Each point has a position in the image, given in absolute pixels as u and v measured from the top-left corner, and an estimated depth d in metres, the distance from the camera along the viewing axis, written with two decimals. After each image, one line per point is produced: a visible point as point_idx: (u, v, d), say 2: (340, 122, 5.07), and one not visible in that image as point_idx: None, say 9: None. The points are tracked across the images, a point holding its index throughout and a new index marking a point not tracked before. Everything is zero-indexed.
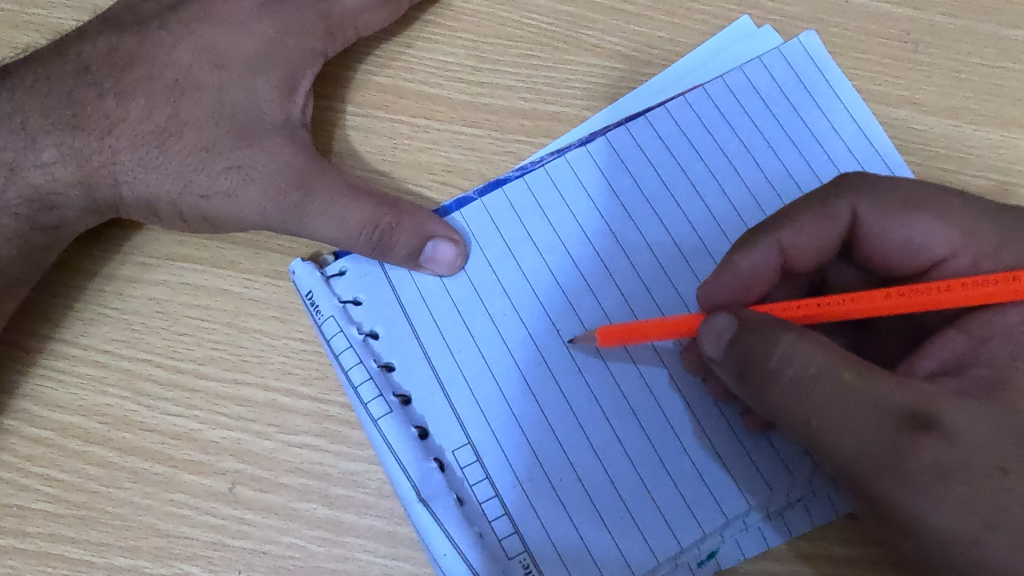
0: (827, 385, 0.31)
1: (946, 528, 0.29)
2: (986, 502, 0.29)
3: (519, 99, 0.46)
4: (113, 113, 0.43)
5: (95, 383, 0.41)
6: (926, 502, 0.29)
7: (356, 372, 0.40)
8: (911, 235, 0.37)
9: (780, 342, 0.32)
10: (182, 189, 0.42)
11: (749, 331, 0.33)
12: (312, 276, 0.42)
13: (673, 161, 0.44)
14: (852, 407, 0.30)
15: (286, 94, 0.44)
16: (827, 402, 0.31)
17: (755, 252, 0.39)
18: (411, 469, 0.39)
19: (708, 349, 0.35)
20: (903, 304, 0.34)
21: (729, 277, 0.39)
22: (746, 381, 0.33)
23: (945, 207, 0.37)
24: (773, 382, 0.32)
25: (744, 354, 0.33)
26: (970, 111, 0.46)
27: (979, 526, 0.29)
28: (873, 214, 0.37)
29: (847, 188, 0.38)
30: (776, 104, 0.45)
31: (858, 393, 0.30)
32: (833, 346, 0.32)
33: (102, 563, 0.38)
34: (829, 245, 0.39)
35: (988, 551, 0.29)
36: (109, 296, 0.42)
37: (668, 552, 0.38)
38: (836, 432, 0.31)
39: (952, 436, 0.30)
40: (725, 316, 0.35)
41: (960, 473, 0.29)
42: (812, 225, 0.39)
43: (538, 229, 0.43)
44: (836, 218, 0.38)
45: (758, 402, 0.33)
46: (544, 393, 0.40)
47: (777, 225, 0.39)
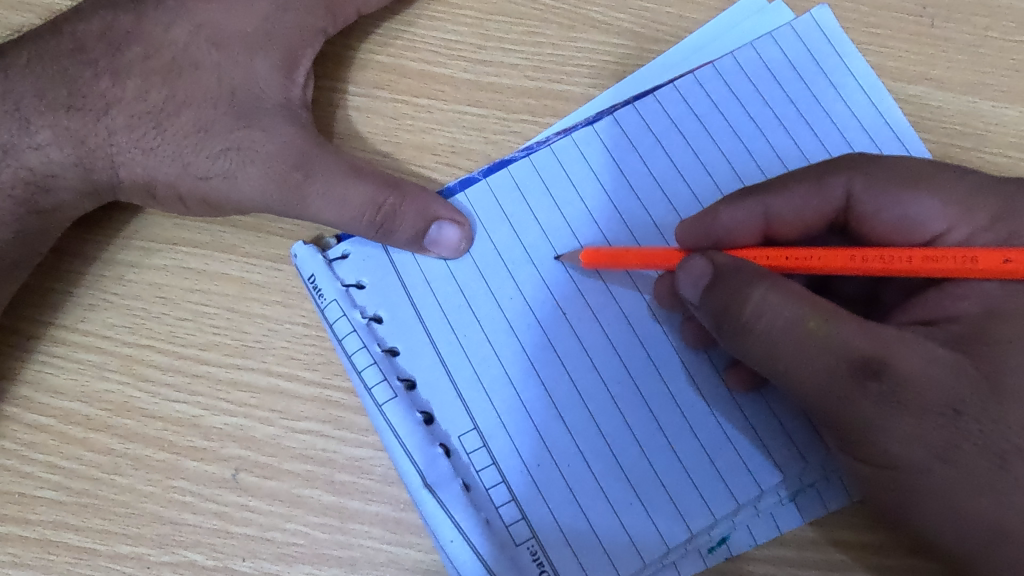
0: (793, 335, 0.31)
1: (899, 459, 0.31)
2: (938, 437, 0.31)
3: (524, 78, 0.45)
4: (109, 93, 0.42)
5: (96, 369, 0.40)
6: (880, 435, 0.31)
7: (359, 356, 0.39)
8: (905, 211, 0.37)
9: (751, 292, 0.32)
10: (181, 171, 0.41)
11: (723, 279, 0.33)
12: (314, 259, 0.41)
13: (681, 138, 0.43)
14: (816, 356, 0.31)
15: (286, 72, 0.43)
16: (793, 350, 0.31)
17: (738, 210, 0.39)
18: (416, 455, 0.38)
19: (685, 294, 0.35)
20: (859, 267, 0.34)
21: (706, 228, 0.39)
22: (717, 328, 0.34)
23: (942, 183, 0.36)
24: (744, 332, 0.33)
25: (717, 301, 0.33)
26: (989, 87, 0.45)
27: (930, 458, 0.31)
28: (868, 193, 0.37)
29: (843, 165, 0.37)
30: (787, 81, 0.44)
31: (821, 341, 0.31)
32: (800, 292, 0.32)
33: (105, 550, 0.38)
34: (819, 219, 0.39)
35: (935, 480, 0.31)
36: (109, 281, 0.42)
37: (678, 538, 0.37)
38: (800, 377, 0.32)
39: (913, 380, 0.30)
40: (700, 260, 0.34)
41: (915, 413, 0.30)
42: (802, 196, 0.38)
43: (543, 210, 0.42)
44: (828, 194, 0.38)
45: (729, 348, 0.34)
46: (552, 376, 0.39)
47: (767, 192, 0.38)
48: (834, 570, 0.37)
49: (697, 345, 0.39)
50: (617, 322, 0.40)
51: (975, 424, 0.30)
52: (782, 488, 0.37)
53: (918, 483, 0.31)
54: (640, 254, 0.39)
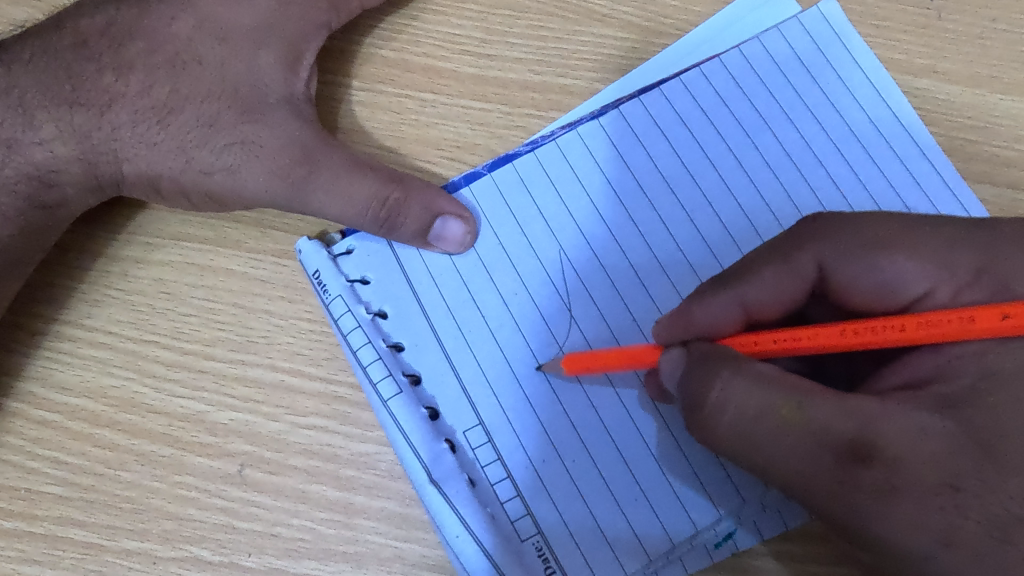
0: (766, 423, 0.30)
1: (900, 546, 0.29)
2: (938, 520, 0.28)
3: (528, 72, 0.45)
4: (112, 88, 0.42)
5: (102, 365, 0.40)
6: (875, 521, 0.29)
7: (364, 352, 0.39)
8: (882, 276, 0.33)
9: (718, 381, 0.32)
10: (184, 166, 0.41)
11: (693, 368, 0.33)
12: (319, 255, 0.41)
13: (688, 134, 0.43)
14: (791, 442, 0.30)
15: (289, 67, 0.43)
16: (767, 438, 0.30)
17: (710, 307, 0.36)
18: (422, 450, 0.38)
19: (670, 384, 0.35)
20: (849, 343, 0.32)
21: (681, 329, 0.36)
22: (693, 420, 0.33)
23: (913, 242, 0.33)
24: (715, 423, 0.32)
25: (689, 393, 0.33)
26: (996, 80, 0.45)
27: (932, 544, 0.28)
28: (840, 262, 0.34)
29: (806, 237, 0.35)
30: (795, 75, 0.44)
31: (795, 427, 0.30)
32: (770, 377, 0.31)
33: (111, 546, 0.38)
34: (801, 297, 0.36)
35: (942, 567, 0.28)
36: (114, 277, 0.42)
37: (684, 533, 0.37)
38: (777, 464, 0.31)
39: (897, 458, 0.29)
40: (676, 350, 0.35)
41: (907, 493, 0.29)
42: (774, 277, 0.35)
43: (549, 206, 0.42)
44: (801, 271, 0.35)
45: (708, 444, 0.33)
46: (557, 373, 0.39)
47: (736, 280, 0.35)
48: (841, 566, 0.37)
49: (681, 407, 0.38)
50: (622, 319, 0.40)
51: (974, 499, 0.28)
52: None
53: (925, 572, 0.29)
54: (617, 352, 0.37)
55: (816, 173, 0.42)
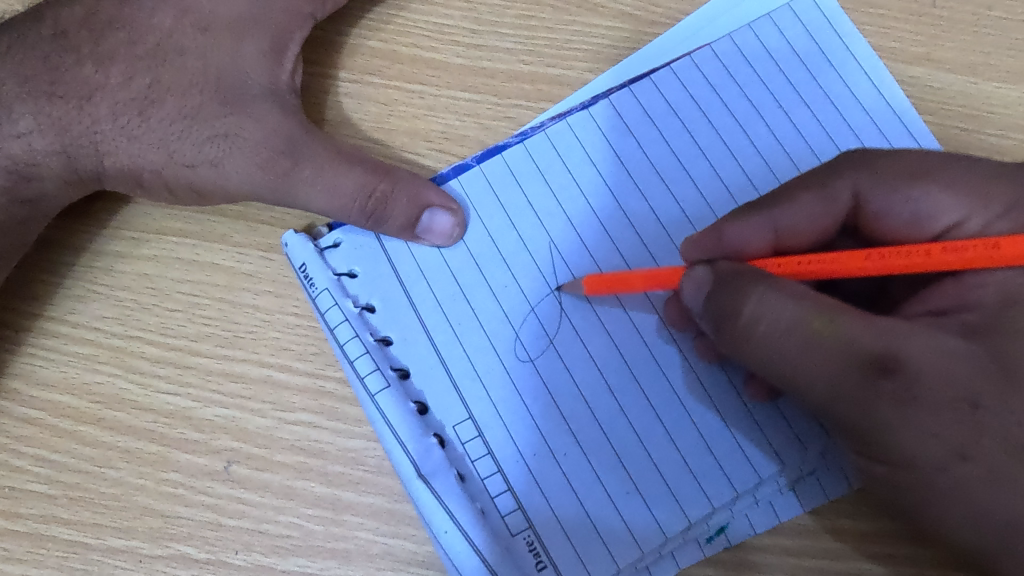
0: (796, 335, 0.31)
1: (919, 458, 0.30)
2: (957, 433, 0.30)
3: (518, 63, 0.45)
4: (92, 80, 0.41)
5: (86, 361, 0.40)
6: (895, 433, 0.30)
7: (351, 345, 0.39)
8: (917, 206, 0.36)
9: (752, 296, 0.33)
10: (167, 159, 0.40)
11: (725, 284, 0.34)
12: (305, 247, 0.40)
13: (678, 123, 0.43)
14: (820, 354, 0.31)
15: (274, 58, 0.42)
16: (798, 350, 0.31)
17: (746, 227, 0.37)
18: (410, 444, 0.37)
19: (689, 302, 0.36)
20: (870, 268, 0.33)
21: (710, 249, 0.38)
22: (722, 332, 0.34)
23: (950, 175, 0.35)
24: (746, 335, 0.33)
25: (719, 306, 0.34)
26: (992, 68, 0.44)
27: (949, 456, 0.30)
28: (877, 191, 0.36)
29: (845, 167, 0.37)
30: (786, 63, 0.43)
31: (825, 339, 0.31)
32: (801, 294, 0.32)
33: (97, 544, 0.37)
34: (828, 227, 0.38)
35: (956, 478, 0.30)
36: (98, 272, 0.41)
37: (677, 528, 0.36)
38: (804, 375, 0.31)
39: (921, 373, 0.30)
40: (702, 268, 0.35)
41: (929, 406, 0.30)
42: (809, 204, 0.37)
43: (538, 197, 0.42)
44: (835, 197, 0.37)
45: (737, 356, 0.34)
46: (547, 366, 0.39)
47: (772, 205, 0.37)
48: (836, 559, 0.37)
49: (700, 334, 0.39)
50: (613, 310, 0.40)
51: (995, 417, 0.29)
52: (782, 477, 0.37)
53: (937, 482, 0.30)
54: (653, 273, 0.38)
55: (808, 163, 0.42)
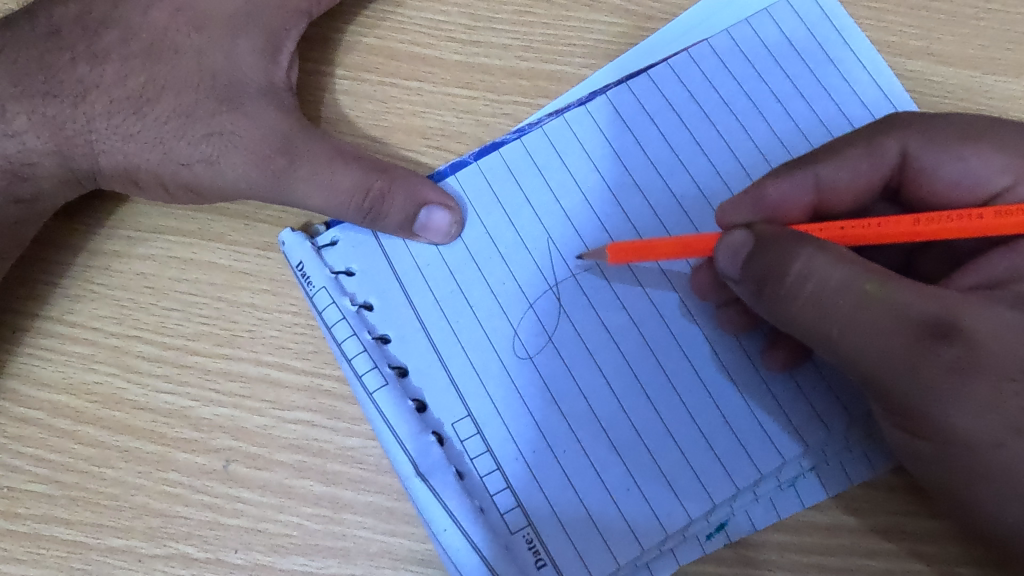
0: (849, 298, 0.31)
1: (974, 432, 0.30)
2: (1015, 408, 0.29)
3: (515, 59, 0.44)
4: (87, 78, 0.41)
5: (83, 361, 0.40)
6: (951, 404, 0.30)
7: (349, 344, 0.39)
8: (965, 167, 0.36)
9: (801, 254, 0.32)
10: (163, 157, 0.40)
11: (764, 248, 0.33)
12: (302, 246, 0.40)
13: (677, 118, 0.43)
14: (875, 318, 0.30)
15: (270, 55, 0.42)
16: (849, 313, 0.31)
17: (787, 183, 0.38)
18: (408, 443, 0.37)
19: (723, 267, 0.35)
20: (921, 233, 0.34)
21: (754, 204, 0.38)
22: (766, 295, 0.33)
23: (1001, 137, 0.36)
24: (794, 294, 0.32)
25: (764, 269, 0.33)
26: (992, 61, 0.44)
27: (1004, 431, 0.30)
28: (926, 151, 0.37)
29: (895, 126, 0.37)
30: (784, 58, 0.43)
31: (879, 303, 0.30)
32: (849, 256, 0.32)
33: (95, 544, 0.37)
34: (871, 184, 0.38)
35: (1010, 453, 0.30)
36: (95, 271, 0.41)
37: (678, 524, 0.36)
38: (854, 341, 0.31)
39: (976, 343, 0.30)
40: (741, 231, 0.34)
41: (986, 376, 0.29)
42: (855, 162, 0.38)
43: (536, 193, 0.42)
44: (883, 156, 0.37)
45: (778, 318, 0.33)
46: (546, 363, 0.39)
47: (817, 160, 0.38)
48: (835, 555, 0.37)
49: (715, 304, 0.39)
50: (611, 306, 0.40)
51: None
52: (782, 473, 0.37)
53: (992, 458, 0.30)
54: (681, 239, 0.37)
55: None
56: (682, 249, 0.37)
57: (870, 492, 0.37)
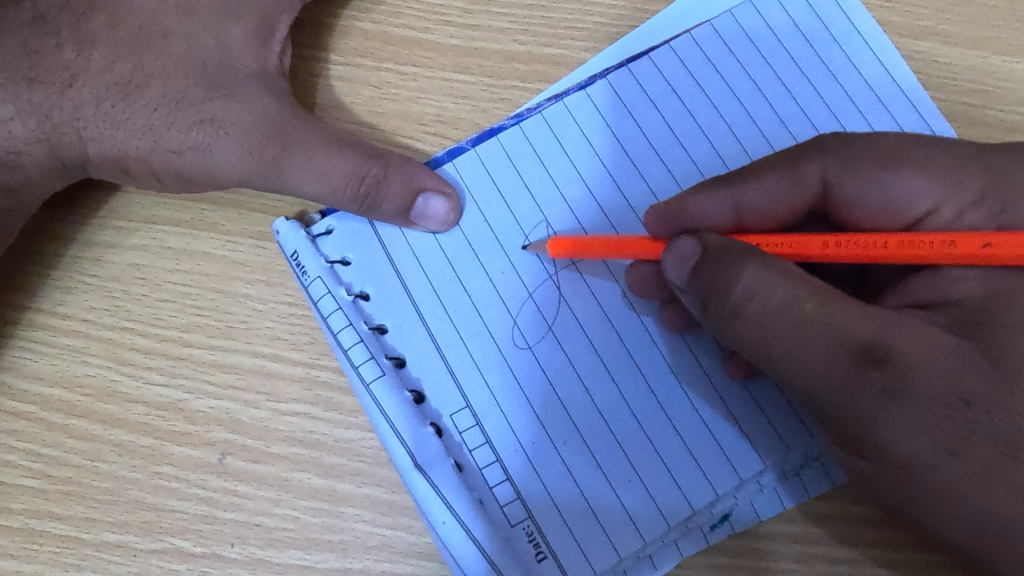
0: (790, 318, 0.30)
1: (907, 452, 0.30)
2: (946, 431, 0.29)
3: (513, 43, 0.44)
4: (73, 64, 0.40)
5: (76, 354, 0.39)
6: (882, 424, 0.29)
7: (345, 335, 0.38)
8: (886, 193, 0.35)
9: (747, 270, 0.31)
10: (152, 145, 0.39)
11: (710, 262, 0.32)
12: (297, 235, 0.39)
13: (678, 102, 0.42)
14: (813, 339, 0.30)
15: (261, 40, 0.41)
16: (789, 333, 0.30)
17: (708, 201, 0.37)
18: (406, 435, 0.36)
19: (670, 275, 0.33)
20: (828, 254, 0.33)
21: (673, 221, 0.37)
22: (709, 312, 0.32)
23: (923, 160, 0.34)
24: (737, 314, 0.31)
25: (709, 282, 0.32)
26: (999, 42, 0.43)
27: (937, 451, 0.29)
28: (844, 177, 0.35)
29: (817, 149, 0.36)
30: (789, 41, 0.42)
31: (818, 324, 0.30)
32: (797, 273, 0.31)
33: (90, 539, 0.37)
34: (793, 207, 0.38)
35: (943, 475, 0.30)
36: (87, 263, 0.40)
37: (680, 516, 0.36)
38: (793, 362, 0.30)
39: (907, 367, 0.29)
40: (690, 239, 0.33)
41: (916, 399, 0.29)
42: (775, 184, 0.37)
43: (536, 180, 0.41)
44: (803, 181, 0.36)
45: (723, 334, 0.32)
46: (546, 353, 0.38)
47: (737, 181, 0.37)
48: (837, 546, 0.36)
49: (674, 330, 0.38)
50: (613, 296, 0.39)
51: (984, 414, 0.29)
52: (785, 465, 0.36)
53: (921, 479, 0.30)
54: (612, 242, 0.37)
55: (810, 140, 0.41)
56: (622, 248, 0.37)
57: None
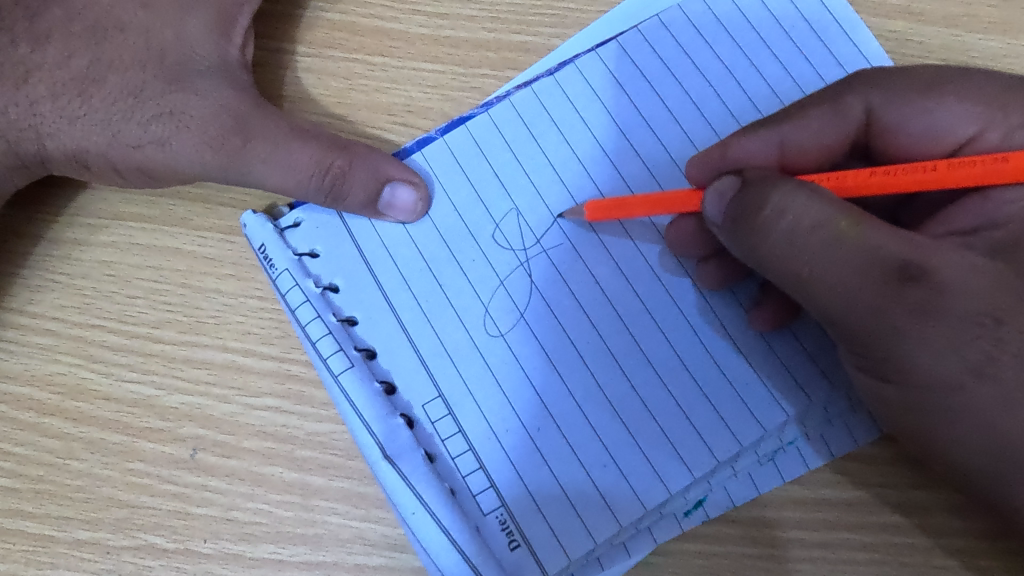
0: (823, 236, 0.29)
1: (934, 373, 0.29)
2: (976, 351, 0.29)
3: (482, 30, 0.43)
4: (28, 60, 0.40)
5: (45, 352, 0.39)
6: (911, 345, 0.29)
7: (313, 327, 0.37)
8: (931, 120, 0.35)
9: (778, 190, 0.30)
10: (111, 140, 0.39)
11: (747, 188, 0.32)
12: (264, 228, 0.39)
13: (647, 86, 0.41)
14: (846, 256, 0.29)
15: (222, 32, 0.41)
16: (821, 251, 0.29)
17: (751, 142, 0.36)
18: (375, 425, 0.36)
19: (709, 212, 0.33)
20: (874, 185, 0.32)
21: (717, 162, 0.36)
22: (742, 237, 0.32)
23: (967, 86, 0.35)
24: (766, 234, 0.31)
25: (741, 210, 0.31)
26: (974, 19, 0.42)
27: (964, 372, 0.29)
28: (889, 106, 0.35)
29: (858, 82, 0.36)
30: (759, 22, 0.42)
31: (853, 243, 0.29)
32: (825, 193, 0.30)
33: (62, 537, 0.37)
34: (837, 143, 0.37)
35: (971, 397, 0.29)
36: (55, 261, 0.40)
37: (656, 500, 0.35)
38: (824, 279, 0.30)
39: (941, 286, 0.29)
40: (730, 176, 0.33)
41: (948, 317, 0.28)
42: (819, 120, 0.36)
43: (506, 168, 0.40)
44: (847, 114, 0.36)
45: (752, 256, 0.32)
46: (518, 341, 0.38)
47: (780, 119, 0.36)
48: (813, 529, 0.36)
49: (663, 312, 0.38)
50: (585, 282, 0.38)
51: (1016, 333, 0.29)
52: (760, 450, 0.36)
53: (948, 402, 0.30)
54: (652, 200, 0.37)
55: None
56: (665, 207, 0.36)
57: (851, 466, 0.36)
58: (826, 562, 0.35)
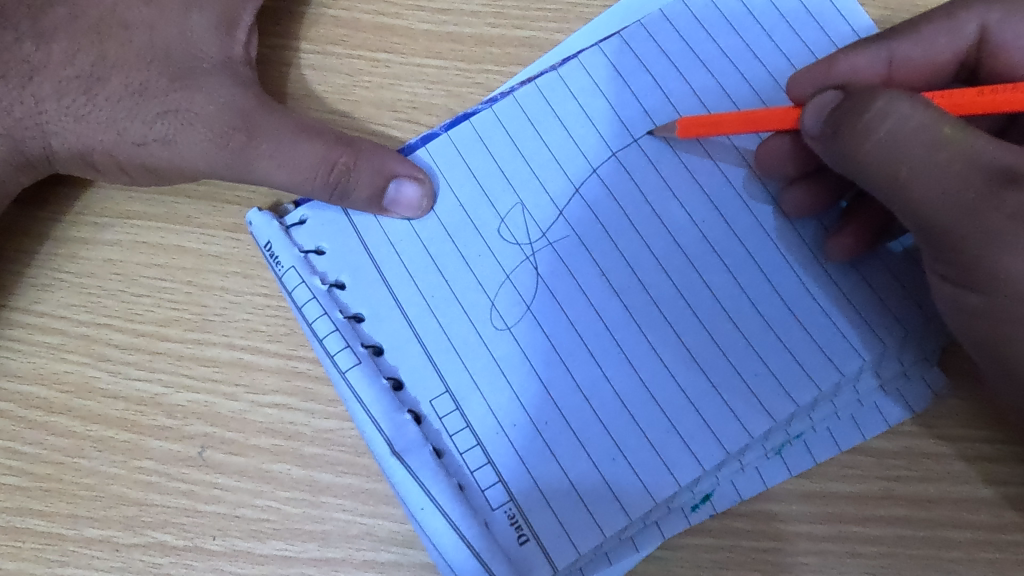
0: (926, 138, 0.30)
1: None
2: None
3: (486, 26, 0.43)
4: (33, 57, 0.40)
5: (52, 351, 0.39)
6: (1005, 248, 0.29)
7: (320, 324, 0.37)
8: None
9: (884, 95, 0.31)
10: (117, 138, 0.39)
11: (848, 96, 0.32)
12: (270, 225, 0.39)
13: (650, 79, 0.41)
14: (947, 158, 0.30)
15: (227, 29, 0.41)
16: (924, 151, 0.30)
17: (862, 56, 0.38)
18: (383, 422, 0.36)
19: (808, 124, 0.34)
20: (999, 103, 0.33)
21: (827, 73, 0.38)
22: (842, 142, 0.32)
23: None
24: (867, 135, 0.31)
25: (842, 115, 0.32)
26: None
27: None
28: (1004, 23, 0.37)
29: (973, 2, 0.38)
30: (762, 14, 0.42)
31: (956, 146, 0.30)
32: (929, 104, 0.31)
33: (72, 535, 0.37)
34: (944, 61, 0.39)
35: None
36: (61, 260, 0.40)
37: (666, 493, 0.35)
38: (923, 180, 0.30)
39: None
40: (831, 92, 0.33)
41: None
42: (932, 35, 0.38)
43: (510, 162, 0.40)
44: (961, 30, 0.38)
45: (850, 160, 0.32)
46: (526, 335, 0.38)
47: (892, 34, 0.38)
48: (821, 521, 0.36)
49: (672, 304, 0.37)
50: (591, 274, 0.38)
51: None
52: (767, 444, 0.36)
53: None
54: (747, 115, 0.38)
55: None
56: (756, 124, 0.37)
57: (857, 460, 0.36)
58: (835, 555, 0.35)
